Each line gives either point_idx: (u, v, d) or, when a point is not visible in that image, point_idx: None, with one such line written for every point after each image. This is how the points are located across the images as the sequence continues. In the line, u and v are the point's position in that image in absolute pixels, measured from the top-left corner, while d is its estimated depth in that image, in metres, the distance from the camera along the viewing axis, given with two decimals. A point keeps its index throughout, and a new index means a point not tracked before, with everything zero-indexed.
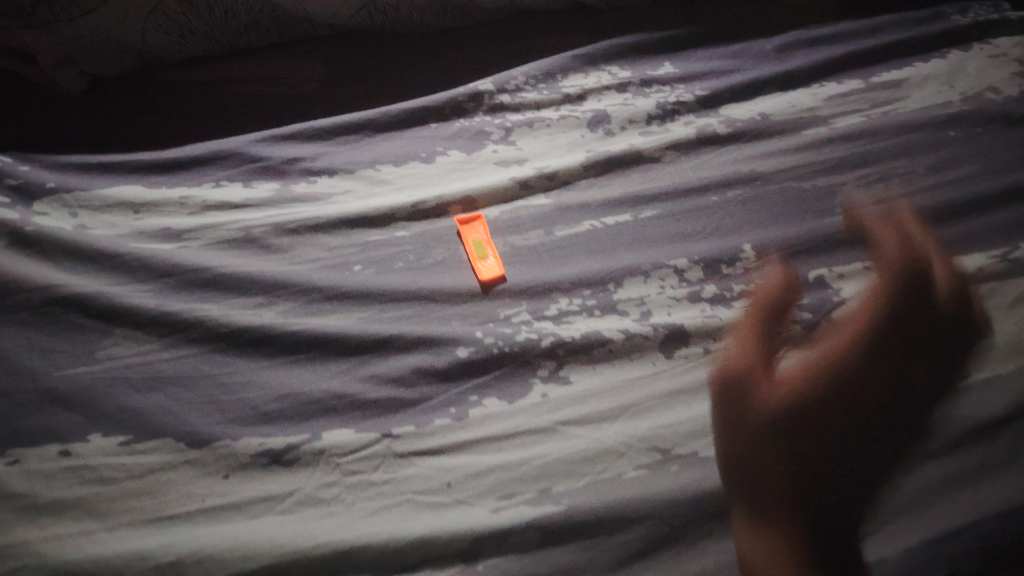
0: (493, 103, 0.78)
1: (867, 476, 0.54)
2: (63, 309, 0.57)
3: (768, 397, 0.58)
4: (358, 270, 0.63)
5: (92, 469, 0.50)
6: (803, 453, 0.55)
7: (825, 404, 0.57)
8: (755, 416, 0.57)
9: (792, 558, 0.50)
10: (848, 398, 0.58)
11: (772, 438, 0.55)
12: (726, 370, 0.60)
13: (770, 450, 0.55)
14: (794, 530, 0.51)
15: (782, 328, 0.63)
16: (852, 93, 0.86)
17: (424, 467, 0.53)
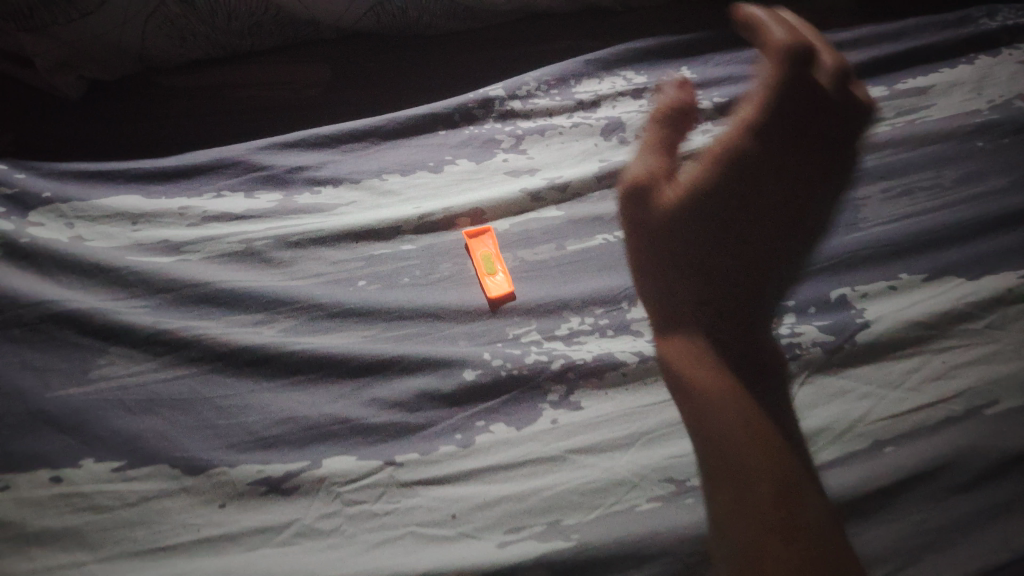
0: (504, 109, 0.76)
1: (731, 298, 0.60)
2: (57, 325, 0.55)
3: (713, 374, 0.56)
4: (362, 285, 0.61)
5: (84, 497, 0.48)
6: (689, 255, 0.61)
7: (707, 214, 0.62)
8: (656, 219, 0.62)
9: (694, 388, 0.56)
10: (728, 202, 0.63)
11: (667, 231, 0.61)
12: (641, 175, 0.63)
13: (665, 250, 0.61)
14: (786, 516, 0.49)
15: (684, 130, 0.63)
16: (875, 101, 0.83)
17: (429, 497, 0.51)
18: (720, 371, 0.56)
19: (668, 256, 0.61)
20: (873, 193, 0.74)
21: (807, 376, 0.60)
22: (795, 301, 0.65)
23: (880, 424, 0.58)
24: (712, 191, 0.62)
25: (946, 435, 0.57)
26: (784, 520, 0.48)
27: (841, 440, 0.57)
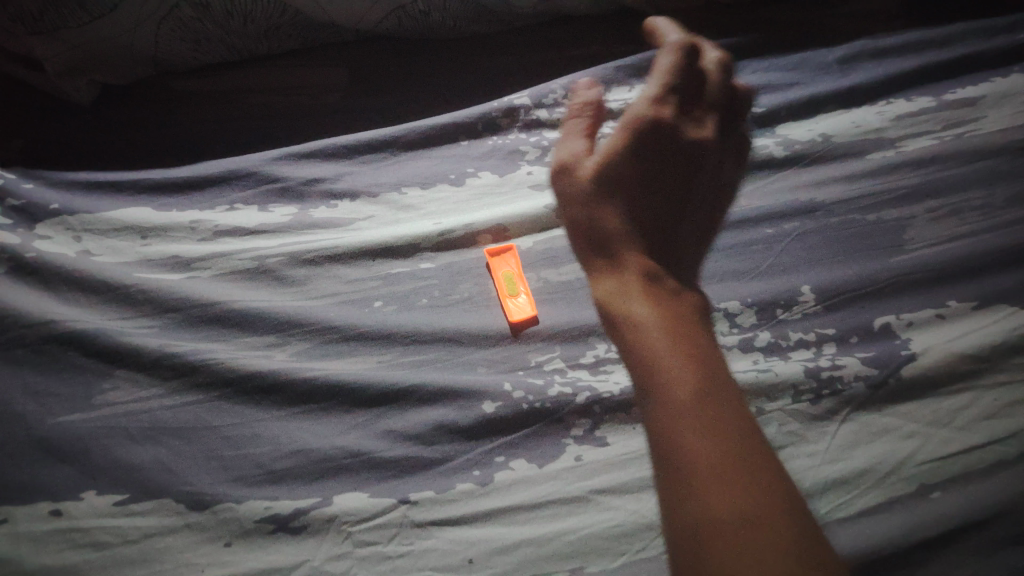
0: (529, 118, 0.72)
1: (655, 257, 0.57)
2: (61, 347, 0.53)
3: (631, 317, 0.54)
4: (378, 306, 0.58)
5: (84, 533, 0.46)
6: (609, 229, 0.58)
7: (636, 176, 0.58)
8: (577, 200, 0.59)
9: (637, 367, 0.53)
10: (655, 159, 0.59)
11: (589, 207, 0.59)
12: (564, 166, 0.62)
13: (590, 229, 0.59)
14: (722, 447, 0.46)
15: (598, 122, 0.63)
16: (923, 112, 0.78)
17: (444, 539, 0.48)
18: (634, 310, 0.54)
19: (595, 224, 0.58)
20: (918, 213, 0.70)
21: (849, 413, 0.56)
22: (835, 330, 0.61)
23: (927, 466, 0.54)
24: (642, 147, 0.59)
25: (1000, 480, 0.53)
26: (722, 455, 0.45)
27: (885, 484, 0.53)
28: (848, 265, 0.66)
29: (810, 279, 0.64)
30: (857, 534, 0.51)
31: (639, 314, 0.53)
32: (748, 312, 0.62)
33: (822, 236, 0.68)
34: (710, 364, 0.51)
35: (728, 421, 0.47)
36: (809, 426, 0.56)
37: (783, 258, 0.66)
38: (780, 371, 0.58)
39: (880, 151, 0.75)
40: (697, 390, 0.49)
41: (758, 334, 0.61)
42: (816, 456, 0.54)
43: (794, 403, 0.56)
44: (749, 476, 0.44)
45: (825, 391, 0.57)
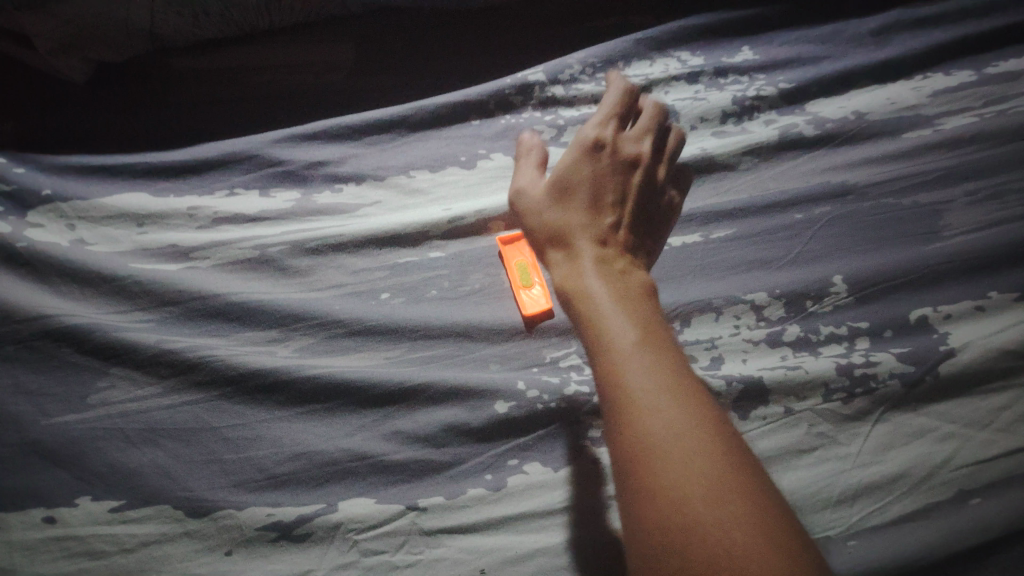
0: (544, 95, 0.69)
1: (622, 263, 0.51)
2: (54, 343, 0.50)
3: (572, 282, 0.50)
4: (385, 298, 0.55)
5: (79, 541, 0.44)
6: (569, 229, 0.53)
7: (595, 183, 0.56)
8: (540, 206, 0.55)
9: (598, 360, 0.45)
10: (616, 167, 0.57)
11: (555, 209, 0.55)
12: (523, 187, 0.57)
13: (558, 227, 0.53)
14: (663, 384, 0.41)
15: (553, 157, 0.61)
16: (962, 88, 0.74)
17: (454, 549, 0.45)
18: (580, 272, 0.50)
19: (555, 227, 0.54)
20: (956, 196, 0.66)
21: (883, 413, 0.53)
22: (868, 324, 0.58)
23: (965, 470, 0.51)
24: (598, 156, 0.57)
25: None
26: (664, 389, 0.40)
27: (920, 490, 0.50)
28: (883, 253, 0.62)
29: (842, 268, 0.60)
30: (896, 541, 0.47)
31: (583, 273, 0.50)
32: (776, 304, 0.58)
33: (854, 221, 0.64)
34: (652, 315, 0.47)
35: (671, 362, 0.43)
36: (839, 427, 0.53)
37: (814, 246, 0.62)
38: (811, 368, 0.54)
39: (917, 130, 0.70)
40: (636, 332, 0.44)
41: (787, 328, 0.57)
42: (847, 459, 0.51)
43: (826, 402, 0.53)
44: (696, 411, 0.39)
45: (857, 390, 0.54)
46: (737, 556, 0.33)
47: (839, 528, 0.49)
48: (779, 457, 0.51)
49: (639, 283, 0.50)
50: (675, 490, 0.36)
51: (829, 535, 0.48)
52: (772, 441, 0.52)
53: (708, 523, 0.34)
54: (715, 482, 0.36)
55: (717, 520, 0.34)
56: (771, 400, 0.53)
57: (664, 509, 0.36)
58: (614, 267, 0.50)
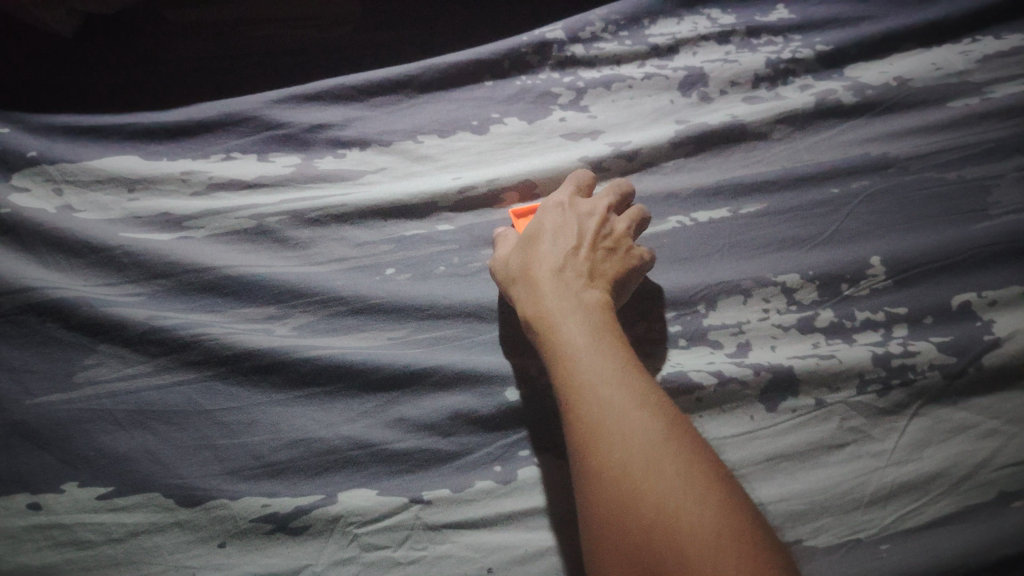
0: (562, 55, 0.65)
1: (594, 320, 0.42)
2: (39, 317, 0.47)
3: (521, 289, 0.46)
4: (390, 274, 0.52)
5: (64, 530, 0.41)
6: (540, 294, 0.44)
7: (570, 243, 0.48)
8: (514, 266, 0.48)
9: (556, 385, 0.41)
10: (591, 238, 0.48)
11: (529, 277, 0.46)
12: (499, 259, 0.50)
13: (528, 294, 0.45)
14: (610, 369, 0.38)
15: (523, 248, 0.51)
16: (1013, 52, 0.69)
17: (460, 545, 0.42)
18: (527, 270, 0.47)
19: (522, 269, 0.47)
20: (1004, 172, 0.61)
21: (920, 407, 0.50)
22: (907, 309, 0.54)
23: (1006, 471, 0.47)
24: (572, 212, 0.50)
25: None
26: (610, 373, 0.38)
27: (956, 492, 0.47)
28: (925, 233, 0.57)
29: (880, 248, 0.56)
30: (929, 547, 0.44)
31: (534, 267, 0.46)
32: (808, 287, 0.54)
33: (894, 197, 0.59)
34: (598, 301, 0.44)
35: (620, 348, 0.40)
36: (873, 421, 0.49)
37: (851, 223, 0.58)
38: (845, 357, 0.51)
39: (963, 99, 0.66)
40: (583, 318, 0.42)
41: (819, 313, 0.54)
42: (881, 456, 0.48)
43: (859, 394, 0.50)
44: (641, 393, 0.37)
45: (894, 381, 0.50)
46: (682, 539, 0.31)
47: (870, 531, 0.45)
48: (808, 451, 0.48)
49: (591, 268, 0.46)
50: (620, 472, 0.34)
51: (860, 538, 0.45)
52: (800, 435, 0.49)
53: (655, 504, 0.32)
54: (662, 458, 0.34)
55: (664, 500, 0.32)
56: (802, 391, 0.50)
57: (611, 494, 0.33)
58: (565, 255, 0.47)
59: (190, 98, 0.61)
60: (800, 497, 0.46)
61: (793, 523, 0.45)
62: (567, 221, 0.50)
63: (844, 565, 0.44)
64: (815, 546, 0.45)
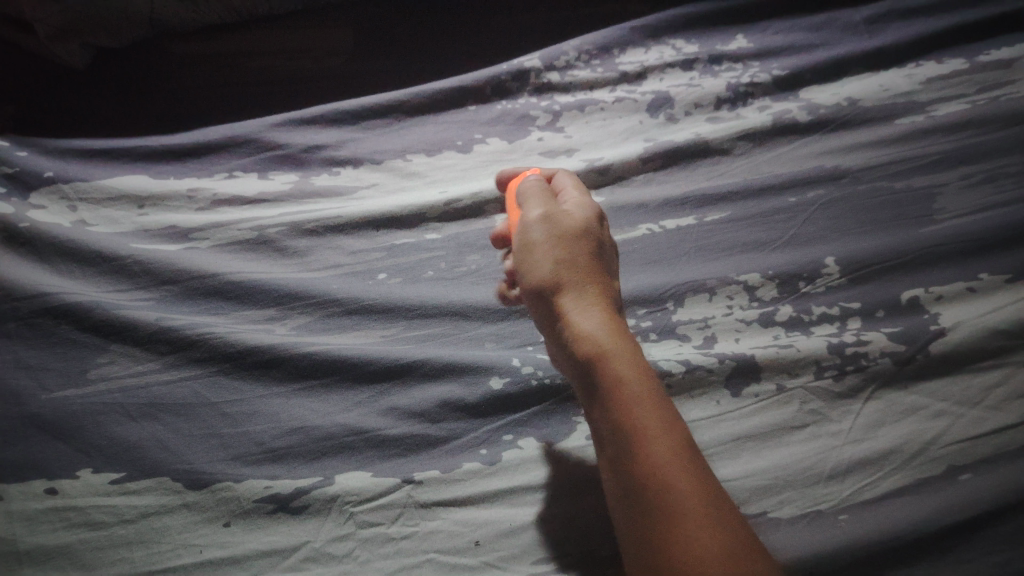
0: (540, 82, 0.70)
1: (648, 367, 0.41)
2: (54, 320, 0.51)
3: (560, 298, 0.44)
4: (382, 278, 0.56)
5: (79, 512, 0.44)
6: (603, 321, 0.42)
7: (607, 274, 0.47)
8: (565, 273, 0.44)
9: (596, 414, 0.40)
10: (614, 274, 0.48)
11: (585, 299, 0.43)
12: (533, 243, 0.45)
13: (586, 314, 0.42)
14: (670, 425, 0.38)
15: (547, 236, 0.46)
16: (953, 75, 0.75)
17: (449, 521, 0.46)
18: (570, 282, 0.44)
19: (573, 282, 0.44)
20: (949, 181, 0.66)
21: (874, 391, 0.54)
22: (860, 304, 0.58)
23: (955, 447, 0.51)
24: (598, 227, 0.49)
25: None
26: (670, 418, 0.38)
27: (910, 466, 0.50)
28: (876, 236, 0.62)
29: (834, 250, 0.61)
30: (886, 517, 0.48)
31: (589, 288, 0.44)
32: (769, 285, 0.59)
33: (848, 205, 0.64)
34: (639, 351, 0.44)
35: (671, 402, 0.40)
36: (831, 404, 0.53)
37: (808, 228, 0.63)
38: (802, 346, 0.55)
39: (909, 116, 0.71)
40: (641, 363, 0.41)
41: (779, 308, 0.58)
42: (839, 435, 0.52)
43: (817, 380, 0.54)
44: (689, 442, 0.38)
45: (849, 367, 0.54)
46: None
47: (831, 502, 0.49)
48: (771, 433, 0.52)
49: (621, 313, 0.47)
50: (677, 509, 0.35)
51: (822, 510, 0.49)
52: (764, 418, 0.53)
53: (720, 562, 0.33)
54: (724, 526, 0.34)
55: (718, 544, 0.33)
56: (764, 377, 0.54)
57: (665, 536, 0.34)
58: (612, 291, 0.46)
59: (194, 125, 0.66)
60: (765, 473, 0.50)
61: (758, 498, 0.49)
62: (602, 244, 0.48)
63: (805, 534, 0.47)
64: (779, 517, 0.48)
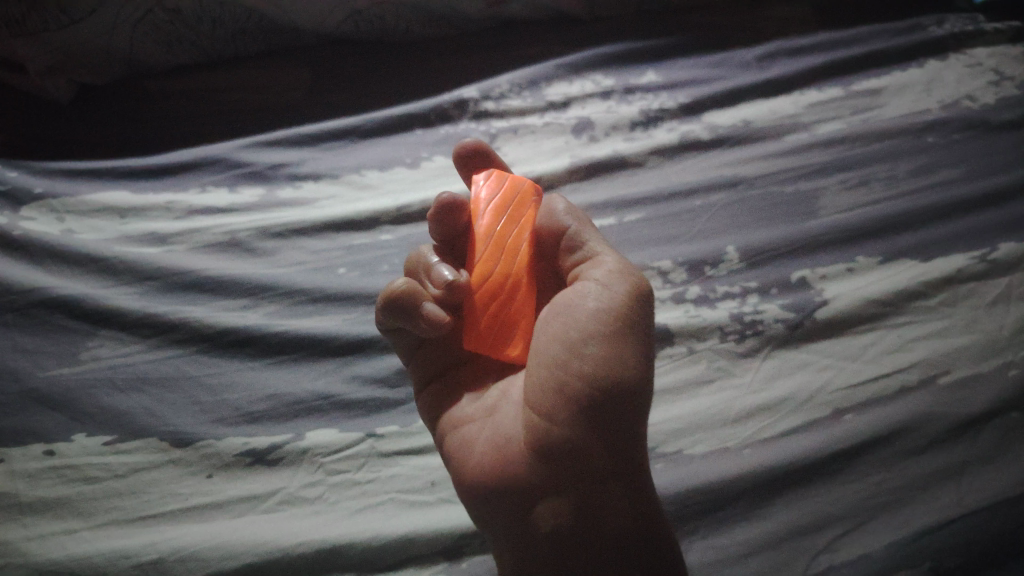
0: (477, 109, 0.80)
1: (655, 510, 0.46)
2: (48, 311, 0.57)
3: (625, 450, 0.45)
4: (343, 272, 0.63)
5: (75, 469, 0.49)
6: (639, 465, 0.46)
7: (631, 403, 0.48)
8: (626, 406, 0.45)
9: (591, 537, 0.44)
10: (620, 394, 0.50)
11: (632, 441, 0.45)
12: (616, 358, 0.45)
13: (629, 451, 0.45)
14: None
15: (619, 349, 0.46)
16: (831, 101, 0.88)
17: (408, 466, 0.52)
18: (633, 429, 0.46)
19: (629, 416, 0.45)
20: (830, 184, 0.78)
21: (771, 351, 0.63)
22: (758, 283, 0.68)
23: (841, 393, 0.60)
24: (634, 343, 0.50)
25: (905, 401, 0.59)
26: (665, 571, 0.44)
27: (802, 409, 0.59)
28: (770, 228, 0.73)
29: (735, 241, 0.71)
30: (781, 449, 0.56)
31: (636, 426, 0.46)
32: (679, 270, 0.69)
33: (746, 205, 0.75)
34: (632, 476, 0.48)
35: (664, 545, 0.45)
36: (734, 362, 0.62)
37: (711, 224, 0.73)
38: (708, 317, 0.65)
39: (796, 134, 0.83)
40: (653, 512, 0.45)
41: (688, 288, 0.67)
42: (741, 387, 0.60)
43: (721, 343, 0.63)
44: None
45: (747, 332, 0.64)
46: None
47: (736, 440, 0.57)
48: (684, 387, 0.61)
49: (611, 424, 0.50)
50: None
51: (728, 447, 0.57)
52: (677, 375, 0.62)
53: None
54: None
55: None
56: (676, 342, 0.63)
57: None
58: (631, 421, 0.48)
59: (167, 148, 0.73)
60: (678, 419, 0.59)
61: (675, 439, 0.58)
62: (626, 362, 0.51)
63: (714, 466, 0.56)
64: (692, 454, 0.57)
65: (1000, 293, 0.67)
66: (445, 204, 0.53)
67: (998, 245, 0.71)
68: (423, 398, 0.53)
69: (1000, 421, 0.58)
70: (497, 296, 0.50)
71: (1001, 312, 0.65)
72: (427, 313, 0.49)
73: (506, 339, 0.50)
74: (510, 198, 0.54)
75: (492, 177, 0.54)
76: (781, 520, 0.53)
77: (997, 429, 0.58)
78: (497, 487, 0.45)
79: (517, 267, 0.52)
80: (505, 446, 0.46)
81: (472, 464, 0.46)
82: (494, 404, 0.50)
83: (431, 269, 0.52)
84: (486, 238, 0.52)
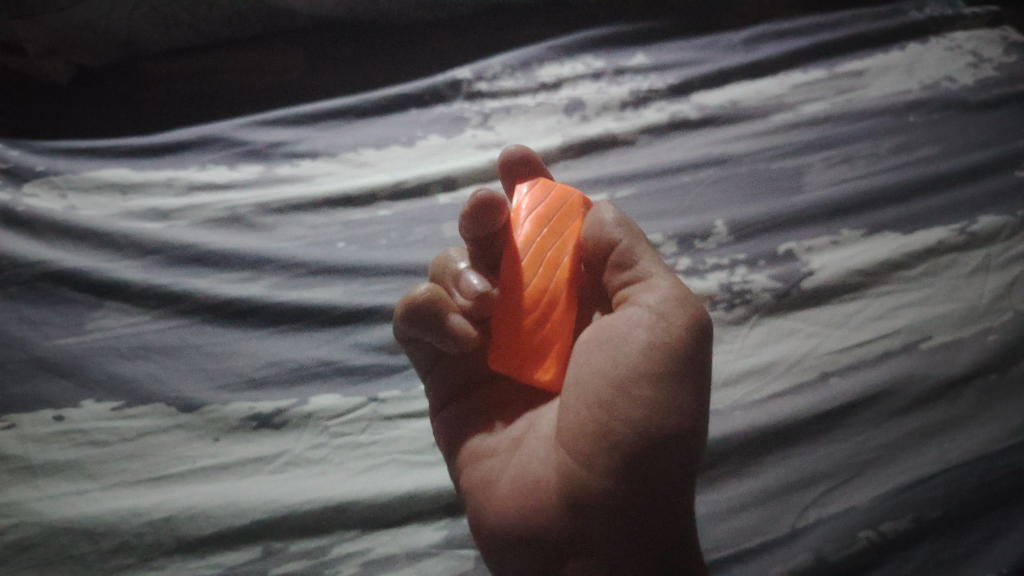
0: (471, 90, 0.82)
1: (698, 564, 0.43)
2: (53, 283, 0.59)
3: (665, 502, 0.42)
4: (342, 246, 0.64)
5: (84, 434, 0.51)
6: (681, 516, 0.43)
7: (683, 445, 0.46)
8: (670, 453, 0.43)
9: None
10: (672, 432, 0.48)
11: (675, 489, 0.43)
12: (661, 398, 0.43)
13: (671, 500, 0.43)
14: None
15: (667, 389, 0.44)
16: (815, 82, 0.90)
17: (411, 429, 0.54)
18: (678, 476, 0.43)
19: (673, 463, 0.43)
20: (815, 161, 0.80)
21: (759, 319, 0.65)
22: (746, 255, 0.70)
23: (827, 357, 0.62)
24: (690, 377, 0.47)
25: (889, 365, 0.61)
26: None
27: (790, 373, 0.61)
28: (758, 203, 0.74)
29: (723, 215, 0.73)
30: (770, 411, 0.58)
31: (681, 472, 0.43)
32: (669, 243, 0.70)
33: (733, 181, 0.77)
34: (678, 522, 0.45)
35: None
36: (724, 329, 0.64)
37: (699, 200, 0.75)
38: (697, 287, 0.66)
39: (782, 113, 0.85)
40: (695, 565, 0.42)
41: (679, 261, 0.69)
42: (730, 353, 0.62)
43: (711, 311, 0.65)
44: None
45: (736, 301, 0.66)
46: None
47: (725, 403, 0.59)
48: None
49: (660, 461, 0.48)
50: None
51: (718, 409, 0.59)
52: None
53: None
54: None
55: None
56: None
57: None
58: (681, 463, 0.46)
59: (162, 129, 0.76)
60: None
61: None
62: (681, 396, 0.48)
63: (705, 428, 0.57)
64: None
65: (980, 262, 0.69)
66: (483, 202, 0.52)
67: (978, 218, 0.73)
68: (441, 416, 0.53)
69: (979, 383, 0.60)
70: (531, 311, 0.50)
71: (981, 280, 0.67)
72: (455, 326, 0.50)
73: (540, 357, 0.50)
74: (552, 210, 0.54)
75: (537, 187, 0.55)
76: (769, 478, 0.55)
77: (975, 391, 0.60)
78: (526, 531, 0.44)
79: (552, 283, 0.51)
80: (536, 485, 0.45)
81: (500, 501, 0.46)
82: (522, 437, 0.50)
83: (459, 278, 0.53)
84: (522, 247, 0.52)
